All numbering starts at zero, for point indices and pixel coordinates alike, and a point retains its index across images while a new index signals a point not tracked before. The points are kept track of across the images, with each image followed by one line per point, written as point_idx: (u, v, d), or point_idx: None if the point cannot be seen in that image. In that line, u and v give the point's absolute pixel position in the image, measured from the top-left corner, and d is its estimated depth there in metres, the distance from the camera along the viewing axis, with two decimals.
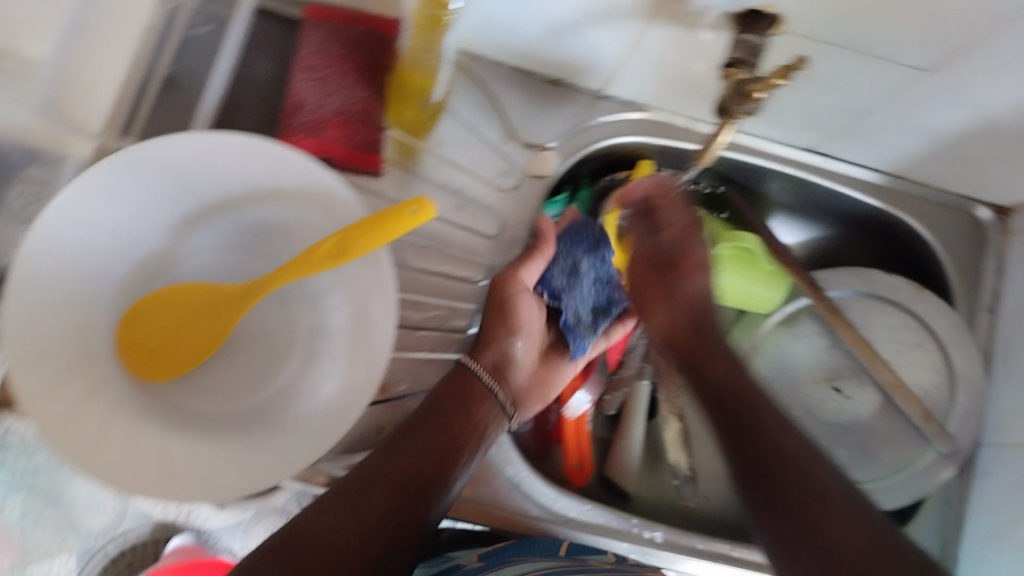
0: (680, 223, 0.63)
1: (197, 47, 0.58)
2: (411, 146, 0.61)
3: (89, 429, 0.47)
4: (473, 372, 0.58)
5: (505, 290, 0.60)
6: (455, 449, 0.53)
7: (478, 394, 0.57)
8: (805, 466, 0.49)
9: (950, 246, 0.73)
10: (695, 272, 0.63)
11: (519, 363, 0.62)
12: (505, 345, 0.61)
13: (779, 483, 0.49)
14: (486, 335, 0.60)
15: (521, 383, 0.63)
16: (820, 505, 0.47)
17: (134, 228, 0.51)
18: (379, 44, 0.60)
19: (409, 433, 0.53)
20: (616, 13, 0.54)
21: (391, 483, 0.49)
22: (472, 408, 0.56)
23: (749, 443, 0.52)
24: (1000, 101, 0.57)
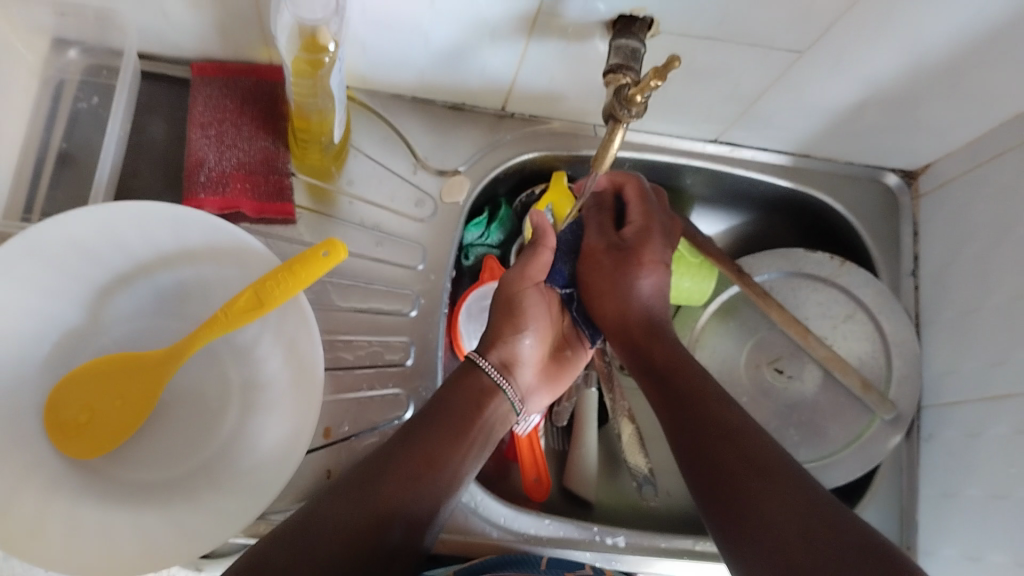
0: (638, 217, 0.65)
1: (87, 121, 0.59)
2: (321, 189, 0.63)
3: (23, 515, 0.46)
4: (483, 370, 0.59)
5: (514, 287, 0.61)
6: (458, 456, 0.54)
7: (488, 391, 0.58)
8: (749, 446, 0.50)
9: (864, 215, 0.76)
10: (652, 271, 0.63)
11: (528, 360, 0.62)
12: (511, 344, 0.61)
13: (720, 455, 0.50)
14: (493, 334, 0.61)
15: (529, 380, 0.63)
16: (756, 480, 0.47)
17: (47, 306, 0.51)
18: (268, 93, 0.61)
19: (418, 434, 0.54)
20: (497, 33, 0.56)
21: (394, 485, 0.50)
22: (484, 404, 0.57)
23: (694, 420, 0.53)
24: (879, 70, 0.60)
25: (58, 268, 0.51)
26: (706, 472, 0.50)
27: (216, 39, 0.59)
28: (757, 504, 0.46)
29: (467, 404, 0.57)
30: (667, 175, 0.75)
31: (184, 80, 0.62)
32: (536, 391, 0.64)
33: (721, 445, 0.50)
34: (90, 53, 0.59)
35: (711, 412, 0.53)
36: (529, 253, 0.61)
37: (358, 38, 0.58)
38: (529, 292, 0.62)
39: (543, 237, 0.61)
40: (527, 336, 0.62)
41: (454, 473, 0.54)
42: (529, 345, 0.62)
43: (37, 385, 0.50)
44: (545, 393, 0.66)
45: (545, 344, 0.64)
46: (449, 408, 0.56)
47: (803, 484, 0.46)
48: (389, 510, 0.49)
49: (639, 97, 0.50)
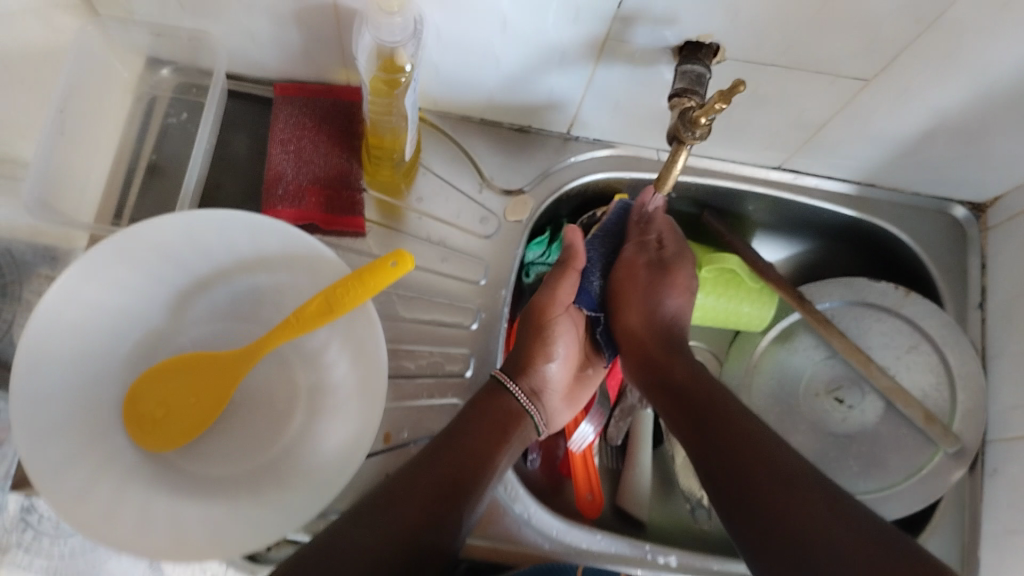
0: (674, 244, 0.68)
1: (175, 135, 0.63)
2: (391, 204, 0.66)
3: (99, 503, 0.49)
4: (511, 394, 0.61)
5: (545, 312, 0.64)
6: (487, 471, 0.56)
7: (514, 414, 0.60)
8: (766, 449, 0.54)
9: (929, 245, 0.75)
10: (678, 294, 0.67)
11: (554, 384, 0.65)
12: (541, 370, 0.64)
13: (742, 462, 0.54)
14: (524, 359, 0.63)
15: (554, 404, 0.65)
16: (777, 486, 0.51)
17: (132, 305, 0.54)
18: (345, 112, 0.65)
19: (448, 447, 0.56)
20: (565, 58, 0.58)
21: (427, 496, 0.52)
22: (508, 427, 0.59)
23: (720, 431, 0.57)
24: (944, 100, 0.59)
25: (145, 272, 0.54)
26: (730, 473, 0.54)
27: (298, 60, 0.62)
28: (774, 506, 0.50)
29: (491, 425, 0.58)
30: (728, 201, 0.76)
31: (267, 98, 0.66)
32: (563, 409, 0.67)
33: (742, 452, 0.55)
34: (182, 72, 0.64)
35: (734, 422, 0.57)
36: (557, 278, 0.64)
37: (430, 61, 0.61)
38: (560, 317, 0.64)
39: (572, 260, 0.65)
40: (555, 362, 0.65)
41: (479, 493, 0.55)
42: (555, 369, 0.65)
43: (116, 380, 0.53)
44: (570, 412, 0.67)
45: (572, 365, 0.67)
46: (476, 426, 0.57)
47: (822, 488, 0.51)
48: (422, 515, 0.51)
49: (702, 119, 0.52)
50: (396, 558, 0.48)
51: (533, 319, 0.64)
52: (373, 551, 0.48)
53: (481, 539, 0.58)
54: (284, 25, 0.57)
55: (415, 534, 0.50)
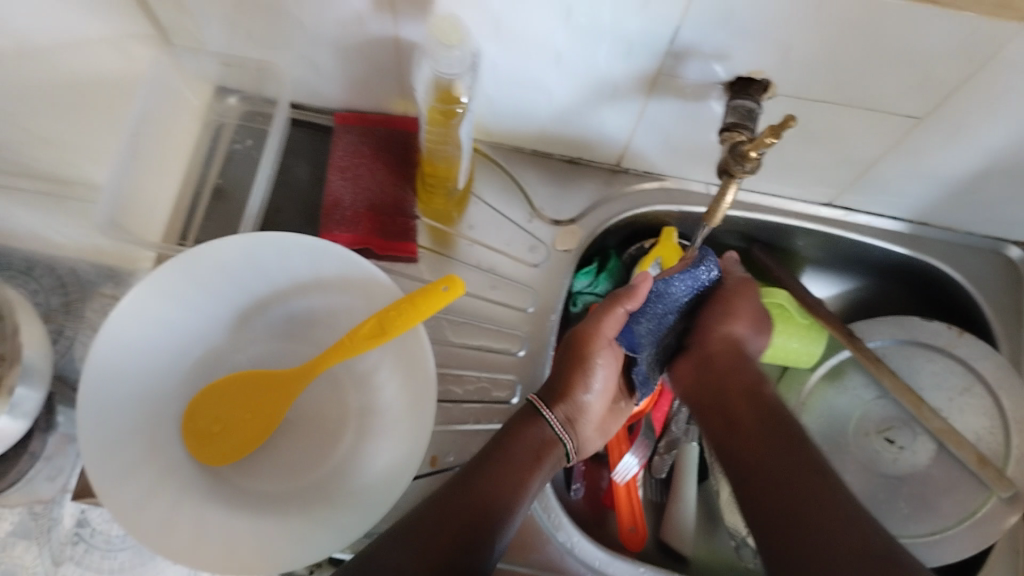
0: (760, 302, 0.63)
1: (242, 160, 0.65)
2: (444, 232, 0.67)
3: (153, 515, 0.50)
4: (546, 421, 0.59)
5: (587, 342, 0.60)
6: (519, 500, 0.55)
7: (547, 443, 0.59)
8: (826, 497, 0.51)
9: (983, 286, 0.74)
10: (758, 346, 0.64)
11: (589, 414, 0.62)
12: (577, 400, 0.61)
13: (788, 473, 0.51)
14: (562, 386, 0.61)
15: (588, 433, 0.63)
16: (818, 500, 0.48)
17: (193, 323, 0.56)
18: (402, 142, 0.66)
19: (479, 474, 0.55)
20: (619, 92, 0.59)
21: (457, 527, 0.52)
22: (541, 457, 0.58)
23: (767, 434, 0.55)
24: (1001, 139, 0.59)
25: (207, 291, 0.56)
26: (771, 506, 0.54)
27: (358, 91, 0.64)
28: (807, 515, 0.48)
29: (525, 454, 0.57)
30: (777, 236, 0.76)
31: (328, 127, 0.68)
32: (594, 439, 0.65)
33: (787, 461, 0.52)
34: (249, 101, 0.66)
35: (791, 439, 0.54)
36: (605, 309, 0.60)
37: (486, 93, 0.62)
38: (603, 350, 0.61)
39: (626, 300, 0.59)
40: (591, 392, 0.62)
41: (506, 520, 0.54)
42: (592, 399, 0.62)
43: (176, 395, 0.55)
44: (601, 440, 0.66)
45: (609, 398, 0.64)
46: (509, 454, 0.56)
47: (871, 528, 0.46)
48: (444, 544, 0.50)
49: (753, 152, 0.52)
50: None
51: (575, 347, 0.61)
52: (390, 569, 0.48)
53: (524, 568, 0.58)
54: (348, 56, 0.59)
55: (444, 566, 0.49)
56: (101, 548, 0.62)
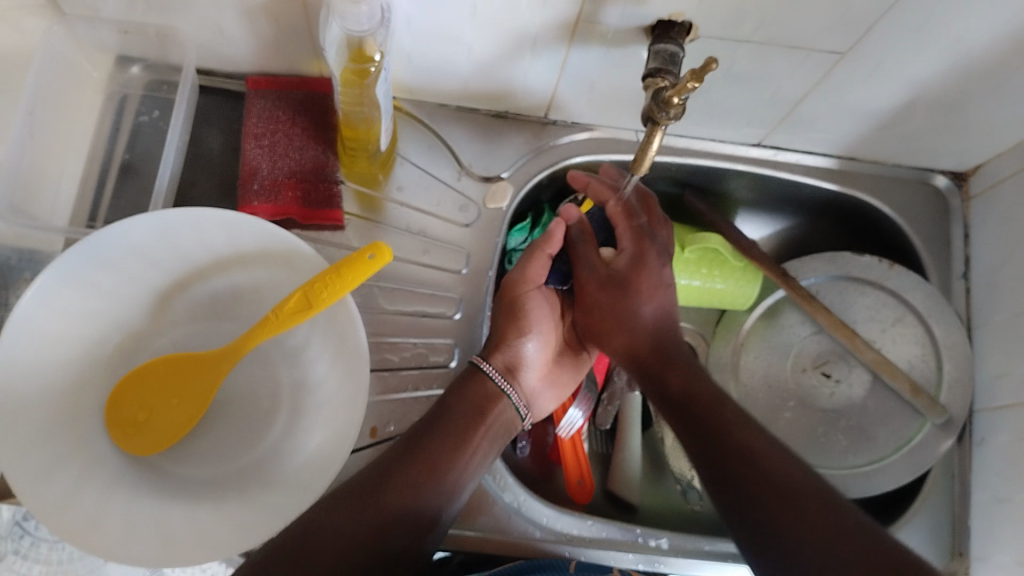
0: (631, 245, 0.63)
1: (148, 134, 0.62)
2: (370, 196, 0.65)
3: (84, 509, 0.49)
4: (488, 375, 0.59)
5: (515, 291, 0.62)
6: (459, 465, 0.55)
7: (492, 397, 0.59)
8: (768, 468, 0.52)
9: (913, 217, 0.74)
10: (654, 297, 0.62)
11: (532, 364, 0.63)
12: (515, 348, 0.61)
13: (747, 481, 0.52)
14: (497, 339, 0.61)
15: (534, 383, 0.63)
16: (779, 506, 0.50)
17: (110, 309, 0.54)
18: (319, 105, 0.64)
19: (423, 436, 0.55)
20: (540, 42, 0.57)
21: (400, 483, 0.52)
22: (485, 411, 0.58)
23: (716, 441, 0.54)
24: (925, 73, 0.59)
25: (120, 275, 0.53)
26: (718, 468, 0.53)
27: (269, 53, 0.61)
28: (790, 531, 0.48)
29: (466, 415, 0.57)
30: (710, 179, 0.75)
31: (239, 93, 0.65)
32: (542, 394, 0.64)
33: (736, 464, 0.53)
34: (153, 69, 0.63)
35: (734, 427, 0.55)
36: (526, 258, 0.62)
37: (404, 49, 0.60)
38: (531, 293, 0.62)
39: (545, 243, 0.62)
40: (530, 341, 0.62)
41: (455, 482, 0.54)
42: (533, 349, 0.62)
43: (100, 383, 0.53)
44: (552, 395, 0.65)
45: (550, 348, 0.64)
46: (452, 416, 0.56)
47: (834, 507, 0.49)
48: (394, 510, 0.51)
49: (676, 98, 0.50)
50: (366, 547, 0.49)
51: (504, 295, 0.62)
52: (353, 539, 0.49)
53: (472, 530, 0.58)
54: (255, 17, 0.56)
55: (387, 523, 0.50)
56: (49, 540, 0.60)
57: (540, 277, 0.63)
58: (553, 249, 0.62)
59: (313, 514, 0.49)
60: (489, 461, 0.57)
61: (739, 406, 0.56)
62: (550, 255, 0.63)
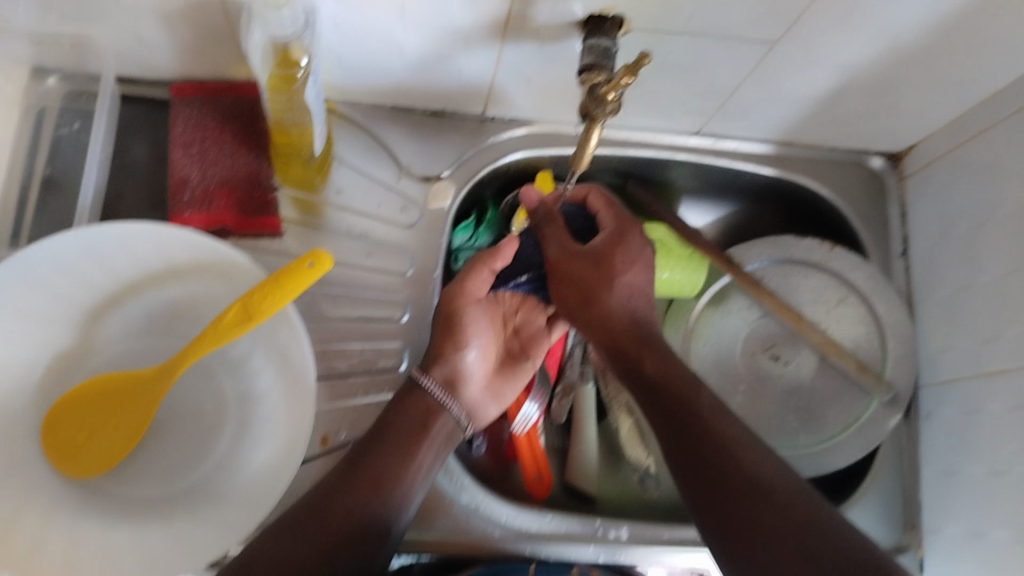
0: (612, 225, 0.64)
1: (70, 147, 0.60)
2: (307, 201, 0.63)
3: (22, 539, 0.48)
4: (427, 389, 0.58)
5: (454, 304, 0.61)
6: (404, 477, 0.54)
7: (432, 411, 0.58)
8: (737, 457, 0.52)
9: (851, 199, 0.76)
10: (635, 274, 0.61)
11: (472, 374, 0.62)
12: (454, 361, 0.61)
13: (718, 469, 0.52)
14: (436, 351, 0.60)
15: (476, 395, 0.63)
16: (748, 495, 0.50)
17: (39, 331, 0.52)
18: (248, 110, 0.62)
19: (365, 451, 0.55)
20: (472, 40, 0.57)
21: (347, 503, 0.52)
22: (426, 425, 0.57)
23: (687, 429, 0.55)
24: (854, 59, 0.60)
25: (49, 296, 0.52)
26: (688, 455, 0.54)
27: (194, 59, 0.59)
28: (756, 518, 0.49)
29: (408, 429, 0.56)
30: (652, 169, 0.76)
31: (165, 100, 0.63)
32: (487, 404, 0.64)
33: (707, 452, 0.53)
34: (70, 80, 0.60)
35: (707, 416, 0.55)
36: (469, 270, 0.61)
37: (334, 51, 0.59)
38: (469, 305, 0.61)
39: (490, 258, 0.61)
40: (469, 351, 0.62)
41: (402, 495, 0.54)
42: (473, 359, 0.62)
43: (32, 410, 0.51)
44: (495, 406, 0.65)
45: (489, 359, 0.64)
46: (394, 430, 0.56)
47: (800, 496, 0.50)
48: (344, 527, 0.51)
49: (612, 93, 0.50)
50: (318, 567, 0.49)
51: (442, 308, 0.61)
52: (307, 567, 0.49)
53: (429, 535, 0.57)
54: (174, 23, 0.54)
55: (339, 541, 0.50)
56: None
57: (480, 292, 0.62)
58: (497, 263, 0.61)
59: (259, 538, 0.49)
60: (433, 474, 0.57)
61: (712, 394, 0.57)
62: (494, 271, 0.62)
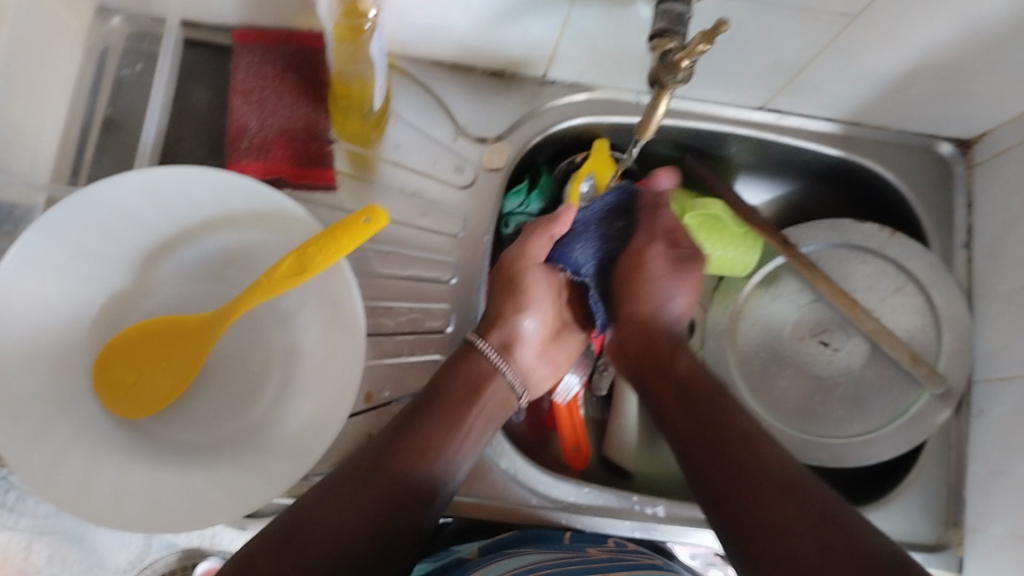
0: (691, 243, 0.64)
1: (132, 88, 0.60)
2: (362, 155, 0.63)
3: (72, 474, 0.48)
4: (483, 353, 0.59)
5: (514, 267, 0.61)
6: (449, 447, 0.54)
7: (484, 376, 0.58)
8: (756, 452, 0.50)
9: (916, 185, 0.73)
10: (687, 297, 0.63)
11: (530, 340, 0.62)
12: (512, 324, 0.61)
13: (744, 470, 0.49)
14: (495, 315, 0.61)
15: (531, 361, 0.63)
16: (767, 497, 0.47)
17: (96, 271, 0.52)
18: (310, 60, 0.62)
19: (415, 418, 0.54)
20: (541, 1, 0.55)
21: (393, 470, 0.51)
22: (478, 392, 0.57)
23: (721, 430, 0.52)
24: (935, 37, 0.57)
25: (106, 236, 0.52)
26: (708, 453, 0.51)
27: (259, 6, 0.59)
28: (770, 512, 0.46)
29: (462, 394, 0.56)
30: (711, 143, 0.74)
31: (227, 46, 0.63)
32: (538, 371, 0.64)
33: (737, 452, 0.50)
34: (133, 20, 0.61)
35: (724, 416, 0.53)
36: (529, 236, 0.61)
37: (397, 4, 0.57)
38: (530, 270, 0.61)
39: (551, 225, 0.60)
40: (529, 317, 0.62)
41: (449, 462, 0.54)
42: (530, 325, 0.62)
43: (85, 347, 0.51)
44: (550, 374, 0.65)
45: (547, 325, 0.64)
46: (446, 396, 0.56)
47: (818, 499, 0.46)
48: (389, 491, 0.50)
49: (685, 62, 0.49)
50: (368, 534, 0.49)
51: (501, 273, 0.61)
52: (367, 509, 0.49)
53: (468, 496, 0.57)
54: None
55: (385, 509, 0.50)
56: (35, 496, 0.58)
57: (541, 256, 0.61)
58: (557, 229, 0.60)
59: (302, 500, 0.49)
60: (484, 445, 0.57)
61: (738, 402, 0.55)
62: (554, 239, 0.61)
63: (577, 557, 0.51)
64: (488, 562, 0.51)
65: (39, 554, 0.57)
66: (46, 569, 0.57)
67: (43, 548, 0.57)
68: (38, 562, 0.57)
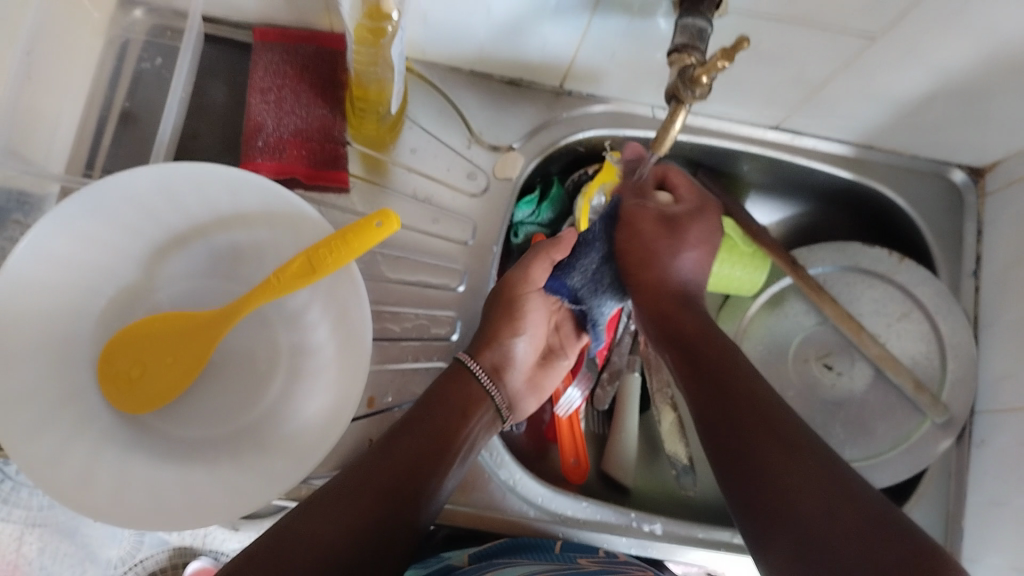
0: (688, 202, 0.62)
1: (149, 81, 0.60)
2: (376, 158, 0.63)
3: (73, 466, 0.48)
4: (472, 373, 0.58)
5: (517, 288, 0.61)
6: (437, 464, 0.53)
7: (473, 398, 0.58)
8: (765, 411, 0.50)
9: (926, 211, 0.73)
10: (694, 254, 0.61)
11: (517, 363, 0.62)
12: (505, 347, 0.61)
13: (751, 441, 0.48)
14: (490, 336, 0.60)
15: (516, 385, 0.63)
16: (777, 456, 0.47)
17: (107, 262, 0.52)
18: (329, 61, 0.62)
19: (400, 434, 0.53)
20: (561, 11, 0.55)
21: (379, 487, 0.50)
22: (467, 413, 0.57)
23: (721, 407, 0.51)
24: (954, 62, 0.57)
25: (118, 229, 0.52)
26: (721, 419, 0.51)
27: None
28: (776, 474, 0.46)
29: (450, 410, 0.56)
30: (724, 160, 0.74)
31: (246, 44, 0.63)
32: (525, 397, 0.64)
33: (748, 429, 0.49)
34: (156, 14, 0.60)
35: (733, 383, 0.52)
36: (532, 258, 0.61)
37: (418, 9, 0.58)
38: (531, 296, 0.61)
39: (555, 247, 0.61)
40: (521, 340, 0.62)
41: (434, 481, 0.53)
42: (522, 349, 0.63)
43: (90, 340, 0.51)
44: (533, 398, 0.65)
45: (536, 351, 0.64)
46: (435, 413, 0.55)
47: (822, 458, 0.46)
48: (372, 503, 0.49)
49: (704, 76, 0.49)
50: (354, 539, 0.46)
51: (502, 294, 0.61)
52: (359, 524, 0.47)
53: (465, 506, 0.57)
54: None
55: (372, 521, 0.48)
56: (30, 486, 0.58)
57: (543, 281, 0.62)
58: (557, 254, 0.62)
59: (288, 517, 0.46)
60: (466, 465, 0.56)
61: (749, 368, 0.54)
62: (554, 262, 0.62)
63: (570, 569, 0.51)
64: (483, 569, 0.51)
65: (31, 546, 0.58)
66: (37, 561, 0.58)
67: (35, 539, 0.58)
68: (29, 554, 0.58)
